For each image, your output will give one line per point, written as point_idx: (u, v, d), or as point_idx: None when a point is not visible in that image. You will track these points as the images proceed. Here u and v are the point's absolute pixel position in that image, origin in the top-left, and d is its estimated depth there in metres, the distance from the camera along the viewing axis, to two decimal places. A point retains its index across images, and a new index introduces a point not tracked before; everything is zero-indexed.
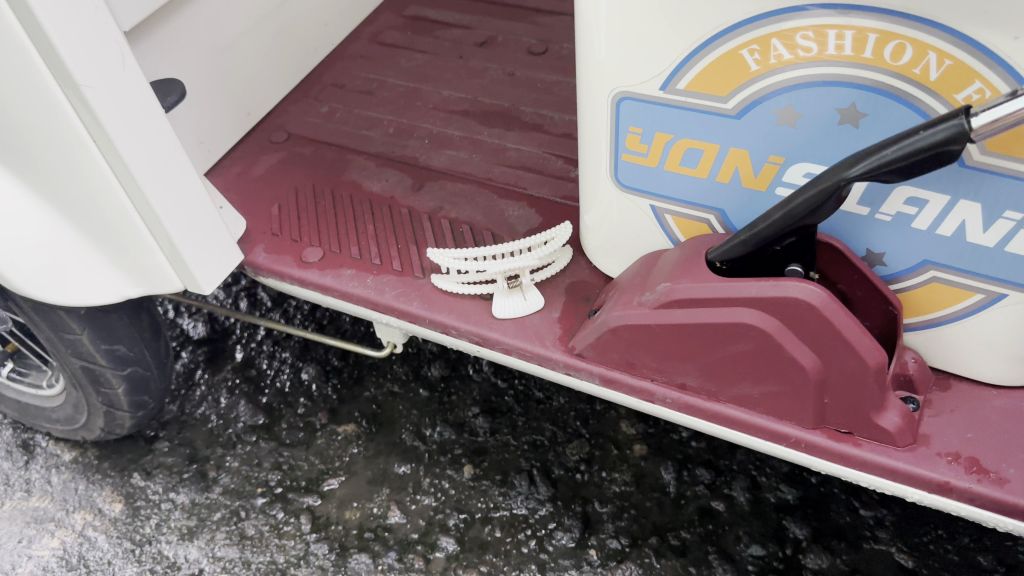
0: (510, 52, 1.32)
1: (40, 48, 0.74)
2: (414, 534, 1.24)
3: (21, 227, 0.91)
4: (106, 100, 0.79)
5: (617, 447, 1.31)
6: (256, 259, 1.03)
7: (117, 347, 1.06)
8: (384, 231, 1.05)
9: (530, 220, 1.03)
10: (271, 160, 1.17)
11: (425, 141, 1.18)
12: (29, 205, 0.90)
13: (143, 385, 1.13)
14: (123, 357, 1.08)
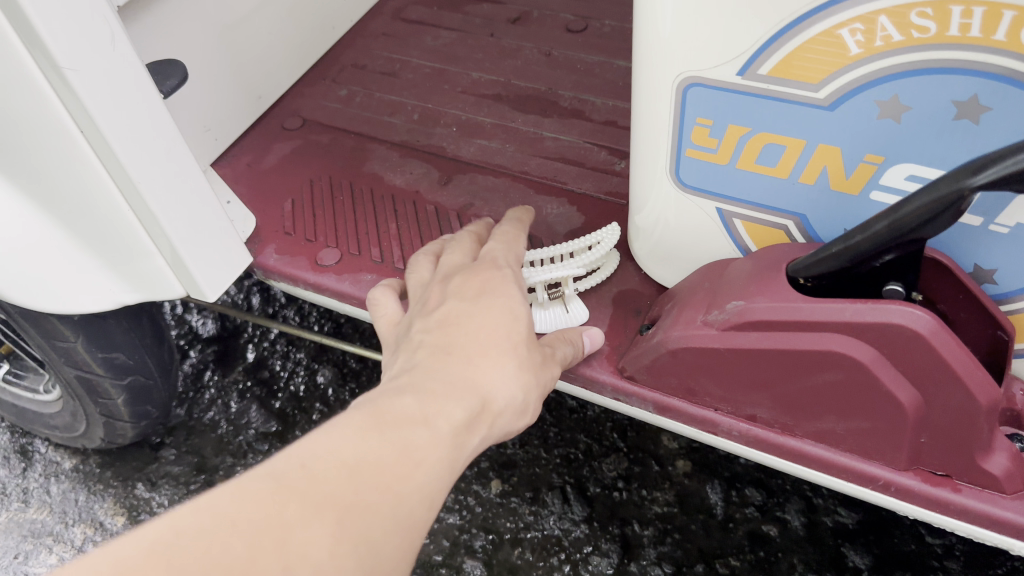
0: (546, 30, 1.20)
1: (14, 28, 0.63)
2: (436, 556, 1.15)
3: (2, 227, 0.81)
4: (93, 87, 0.68)
5: (658, 463, 1.21)
6: (267, 261, 0.92)
7: (115, 355, 0.97)
8: (409, 230, 0.95)
9: (571, 219, 0.92)
10: (285, 149, 1.07)
11: (453, 129, 1.07)
12: (10, 204, 0.80)
13: (145, 395, 1.03)
14: (122, 366, 0.98)
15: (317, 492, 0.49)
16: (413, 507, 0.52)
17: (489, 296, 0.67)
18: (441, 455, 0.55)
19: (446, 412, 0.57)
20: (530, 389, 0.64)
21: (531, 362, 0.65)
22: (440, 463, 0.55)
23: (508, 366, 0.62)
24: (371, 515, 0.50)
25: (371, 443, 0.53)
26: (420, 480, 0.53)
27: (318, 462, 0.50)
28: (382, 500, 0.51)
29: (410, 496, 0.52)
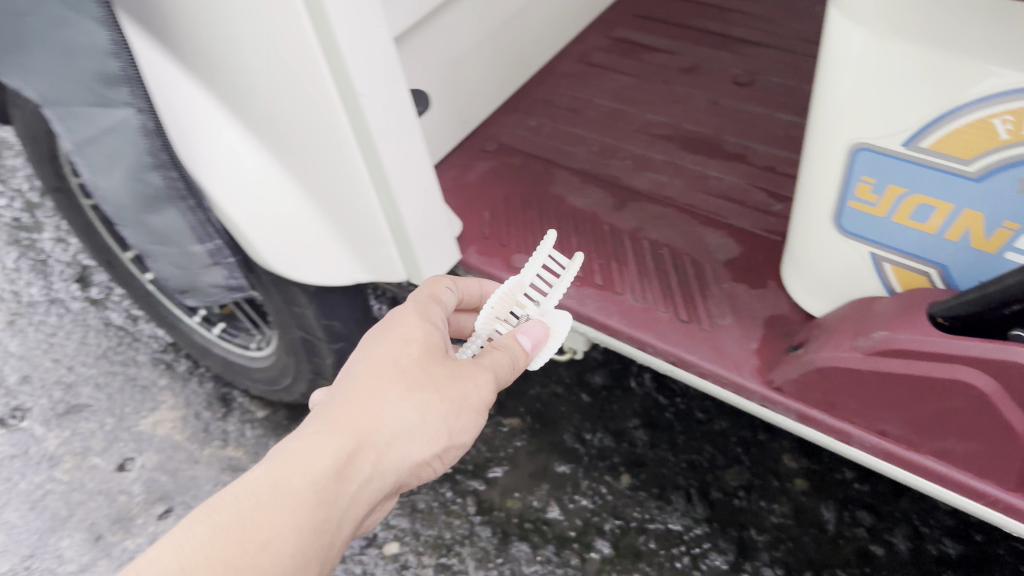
0: (715, 81, 1.35)
1: (332, 68, 0.84)
2: (570, 532, 1.30)
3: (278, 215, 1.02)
4: (372, 106, 0.88)
5: (778, 479, 1.33)
6: (469, 260, 1.11)
7: (333, 323, 1.18)
8: (587, 246, 1.10)
9: (729, 250, 1.07)
10: (484, 167, 1.26)
11: (628, 162, 1.22)
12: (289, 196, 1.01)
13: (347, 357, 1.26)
14: (337, 332, 1.19)
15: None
16: (272, 564, 0.63)
17: (388, 348, 0.77)
18: (310, 515, 0.66)
19: (314, 472, 0.67)
20: (421, 424, 0.73)
21: (425, 397, 0.74)
22: (299, 527, 0.65)
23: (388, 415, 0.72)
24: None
25: (236, 515, 0.64)
26: (280, 539, 0.64)
27: (178, 551, 0.61)
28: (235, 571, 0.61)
29: (270, 558, 0.63)
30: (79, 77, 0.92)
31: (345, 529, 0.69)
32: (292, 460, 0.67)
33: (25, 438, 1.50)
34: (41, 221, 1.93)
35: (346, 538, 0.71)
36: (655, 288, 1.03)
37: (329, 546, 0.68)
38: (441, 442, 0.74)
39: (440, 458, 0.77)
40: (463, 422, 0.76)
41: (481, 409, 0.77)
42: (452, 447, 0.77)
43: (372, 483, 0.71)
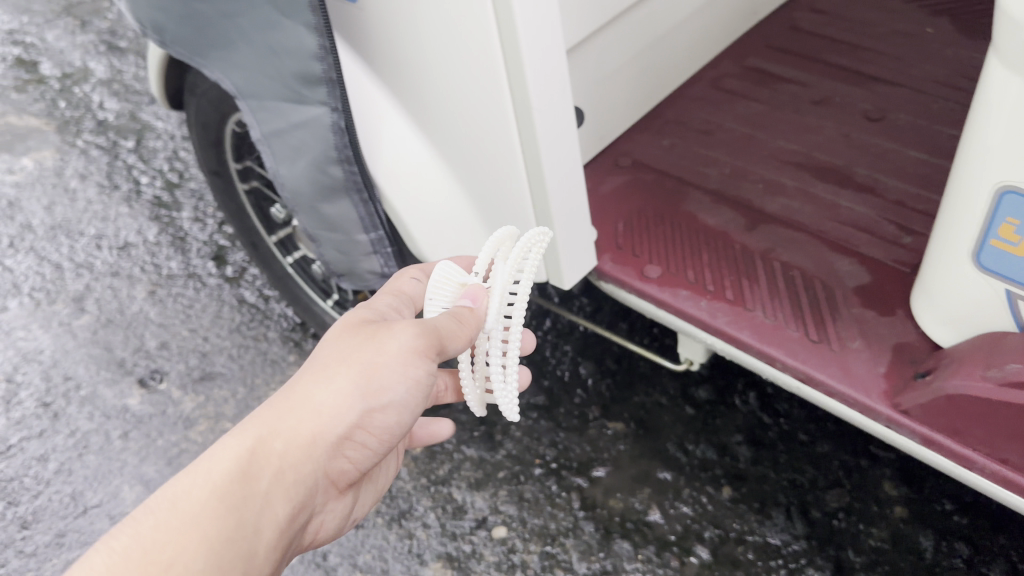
0: (846, 114, 1.40)
1: (513, 87, 0.92)
2: (671, 535, 1.36)
3: (443, 210, 1.13)
4: (545, 125, 0.96)
5: (878, 504, 1.37)
6: (603, 266, 1.18)
7: None
8: (721, 262, 1.16)
9: (859, 277, 1.13)
10: (617, 181, 1.32)
11: (759, 186, 1.29)
12: (453, 195, 1.12)
13: None
14: None
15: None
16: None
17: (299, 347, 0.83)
18: (215, 525, 0.71)
19: (218, 478, 0.73)
20: (325, 401, 0.79)
21: (331, 377, 0.79)
22: (203, 536, 0.70)
23: (293, 406, 0.78)
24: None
25: (140, 537, 0.68)
26: (187, 557, 0.68)
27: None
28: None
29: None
30: (280, 75, 1.03)
31: (264, 532, 0.74)
32: (196, 475, 0.73)
33: (163, 399, 1.62)
34: (180, 200, 2.07)
35: (271, 542, 0.75)
36: (786, 307, 1.09)
37: (249, 552, 0.72)
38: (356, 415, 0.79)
39: (367, 434, 0.81)
40: (389, 386, 0.80)
41: (418, 380, 0.81)
42: (378, 415, 0.81)
43: (285, 476, 0.76)
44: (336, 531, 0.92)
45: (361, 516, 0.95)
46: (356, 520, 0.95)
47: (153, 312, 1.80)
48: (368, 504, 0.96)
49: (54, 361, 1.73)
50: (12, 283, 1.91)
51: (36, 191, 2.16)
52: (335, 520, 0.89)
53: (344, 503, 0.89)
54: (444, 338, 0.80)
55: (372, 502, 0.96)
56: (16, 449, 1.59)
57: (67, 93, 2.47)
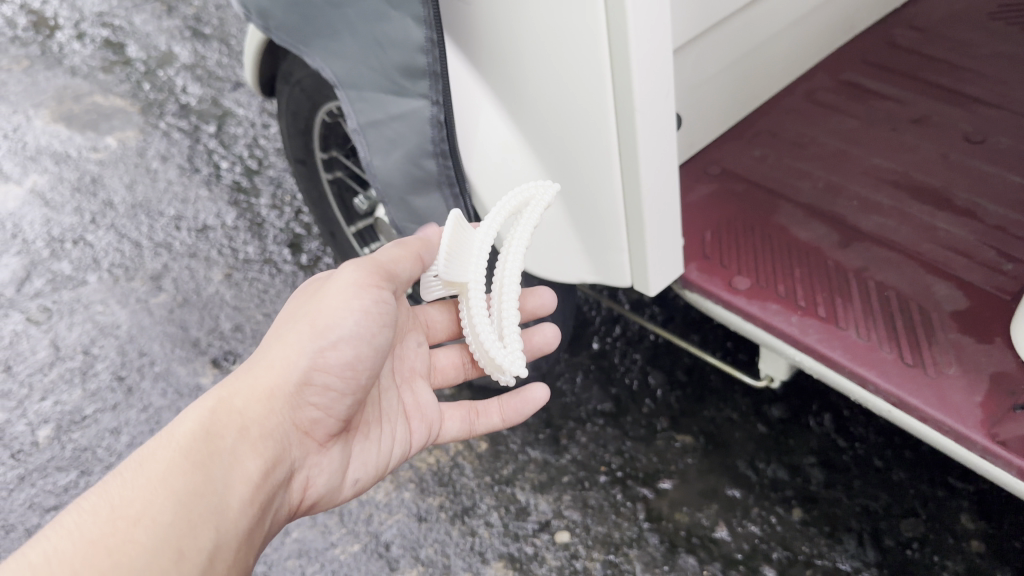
0: (945, 134, 1.37)
1: (615, 72, 0.91)
2: (738, 554, 1.34)
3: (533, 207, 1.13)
4: (646, 123, 0.95)
5: (954, 537, 1.32)
6: (689, 275, 1.17)
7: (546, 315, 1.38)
8: (813, 277, 1.16)
9: (957, 301, 1.10)
10: (706, 190, 1.31)
11: (854, 203, 1.27)
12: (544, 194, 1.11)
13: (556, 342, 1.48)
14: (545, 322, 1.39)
15: (49, 563, 0.71)
16: (150, 533, 0.75)
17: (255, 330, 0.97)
18: (185, 477, 0.79)
19: (182, 440, 0.83)
20: (279, 356, 0.92)
21: (282, 337, 0.94)
22: (170, 490, 0.78)
23: (249, 371, 0.92)
24: (109, 555, 0.72)
25: (108, 498, 0.77)
26: (155, 510, 0.76)
27: (63, 539, 0.73)
28: (108, 545, 0.73)
29: (146, 529, 0.75)
30: (383, 66, 1.04)
31: (235, 483, 0.83)
32: (162, 442, 0.83)
33: None
34: (259, 186, 2.10)
35: (245, 494, 0.83)
36: (879, 327, 1.07)
37: (220, 503, 0.81)
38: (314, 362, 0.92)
39: (325, 375, 0.92)
40: (337, 322, 0.93)
41: (369, 319, 0.94)
42: (338, 359, 0.92)
43: (248, 430, 0.87)
44: (333, 495, 0.99)
45: (362, 483, 1.02)
46: (356, 488, 1.02)
47: (229, 295, 1.82)
48: (369, 470, 1.03)
49: (130, 337, 1.76)
50: (93, 258, 1.95)
51: (119, 169, 2.20)
52: (324, 479, 0.97)
53: (330, 462, 0.97)
54: (384, 268, 0.96)
55: (373, 470, 1.03)
56: (90, 420, 1.62)
57: (152, 76, 2.52)
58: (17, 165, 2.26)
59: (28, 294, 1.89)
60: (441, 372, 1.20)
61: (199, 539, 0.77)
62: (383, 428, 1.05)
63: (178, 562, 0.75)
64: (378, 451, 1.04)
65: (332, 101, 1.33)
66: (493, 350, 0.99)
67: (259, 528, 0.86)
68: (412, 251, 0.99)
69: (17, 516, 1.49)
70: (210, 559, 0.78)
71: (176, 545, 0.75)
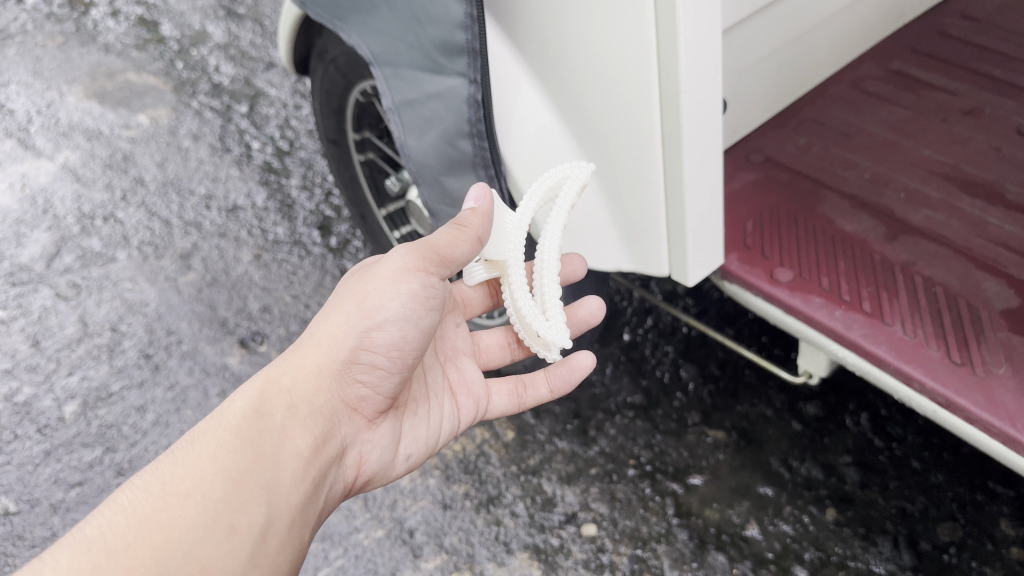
0: (998, 128, 1.38)
1: (661, 51, 0.88)
2: (769, 553, 1.31)
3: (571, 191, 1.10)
4: (691, 107, 0.92)
5: (993, 543, 1.28)
6: (730, 265, 1.14)
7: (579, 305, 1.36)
8: (858, 270, 1.13)
9: (1008, 299, 1.08)
10: (748, 178, 1.30)
11: (901, 195, 1.26)
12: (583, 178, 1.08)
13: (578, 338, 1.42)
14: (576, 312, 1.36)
15: (107, 537, 0.76)
16: (199, 508, 0.79)
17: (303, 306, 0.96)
18: (234, 455, 0.82)
19: (232, 420, 0.84)
20: (325, 335, 0.91)
21: (331, 315, 0.92)
22: (220, 468, 0.81)
23: (301, 349, 0.91)
24: (160, 530, 0.77)
25: (161, 476, 0.81)
26: (205, 487, 0.80)
27: (118, 513, 0.78)
28: (159, 520, 0.77)
29: (196, 504, 0.79)
30: (420, 41, 1.01)
31: (284, 460, 0.84)
32: (213, 420, 0.85)
33: (262, 361, 1.64)
34: (290, 167, 2.09)
35: (295, 471, 0.84)
36: (927, 325, 1.03)
37: (270, 480, 0.82)
38: (363, 344, 0.91)
39: (373, 355, 0.91)
40: (385, 303, 0.91)
41: (416, 304, 0.92)
42: (387, 342, 0.91)
43: (298, 409, 0.87)
44: (386, 471, 1.00)
45: (415, 458, 1.02)
46: (409, 465, 1.02)
47: (257, 276, 1.81)
48: (421, 446, 1.03)
49: (158, 315, 1.75)
50: (123, 236, 1.95)
51: (150, 147, 2.20)
52: (377, 453, 0.97)
53: (381, 438, 0.97)
54: (436, 253, 0.91)
55: (424, 446, 1.03)
56: (116, 397, 1.61)
57: (185, 54, 2.52)
58: (50, 140, 2.26)
59: (57, 269, 1.89)
60: (486, 353, 1.18)
61: (249, 514, 0.80)
62: (431, 404, 1.05)
63: (230, 536, 0.79)
64: (428, 426, 1.04)
65: (367, 80, 1.31)
66: (534, 321, 0.97)
67: (312, 505, 0.87)
68: (471, 233, 0.91)
69: (42, 491, 1.49)
70: (262, 532, 0.81)
71: (227, 520, 0.79)
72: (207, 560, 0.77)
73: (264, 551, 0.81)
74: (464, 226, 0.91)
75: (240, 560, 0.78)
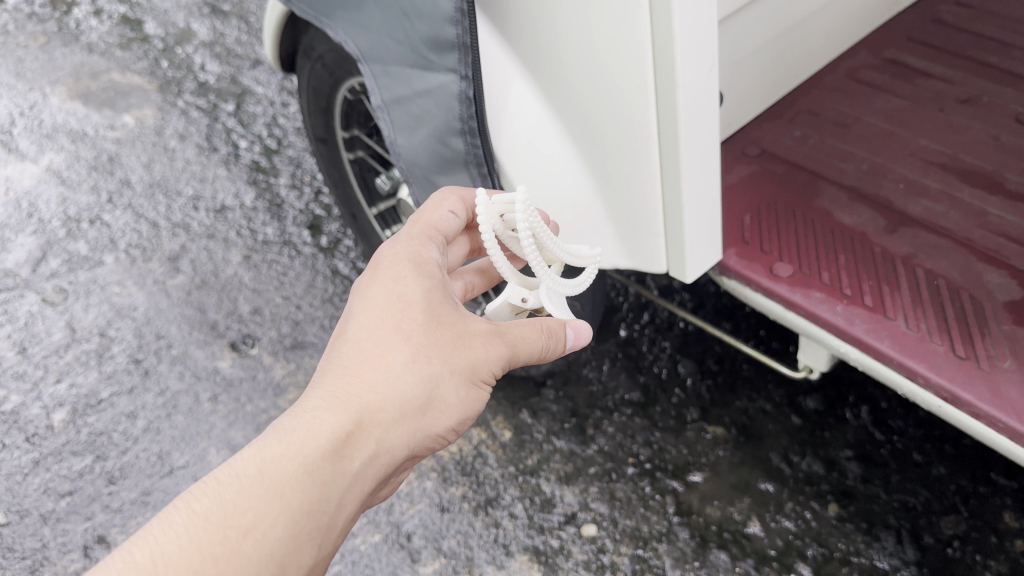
0: (996, 116, 1.36)
1: (657, 48, 0.86)
2: (771, 550, 1.29)
3: (566, 189, 1.07)
4: (688, 101, 0.90)
5: (996, 535, 1.27)
6: (728, 261, 1.12)
7: (574, 303, 1.34)
8: (858, 263, 1.11)
9: (1011, 291, 1.06)
10: (745, 171, 1.28)
11: (901, 185, 1.24)
12: (578, 175, 1.05)
13: None
14: (572, 311, 1.34)
15: (158, 568, 0.62)
16: (257, 548, 0.65)
17: (386, 292, 0.78)
18: (304, 495, 0.68)
19: (308, 453, 0.69)
20: (425, 362, 0.76)
21: (434, 337, 0.77)
22: (287, 510, 0.67)
23: (388, 366, 0.75)
24: (215, 571, 0.63)
25: (219, 498, 0.66)
26: (267, 523, 0.66)
27: (170, 538, 0.64)
28: (214, 555, 0.64)
29: (255, 544, 0.65)
30: (409, 37, 0.98)
31: (345, 510, 0.72)
32: (288, 440, 0.70)
33: (254, 364, 1.62)
34: (278, 166, 2.06)
35: (348, 517, 0.72)
36: (930, 319, 1.02)
37: (328, 527, 0.70)
38: (445, 404, 0.78)
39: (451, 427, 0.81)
40: (483, 368, 0.80)
41: (490, 378, 0.81)
42: (464, 408, 0.80)
43: (374, 459, 0.74)
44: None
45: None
46: None
47: (247, 277, 1.79)
48: None
49: (147, 319, 1.73)
50: (109, 239, 1.92)
51: (136, 148, 2.16)
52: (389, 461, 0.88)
53: None
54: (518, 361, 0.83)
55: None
56: (106, 404, 1.59)
57: (170, 53, 2.48)
58: (33, 142, 2.22)
59: (43, 274, 1.86)
60: None
61: (301, 559, 0.68)
62: None
63: None
64: None
65: (355, 77, 1.28)
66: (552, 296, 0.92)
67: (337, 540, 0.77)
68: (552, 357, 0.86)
69: (32, 501, 1.46)
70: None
71: (280, 564, 0.66)
72: None
73: None
74: (552, 348, 0.85)
75: None
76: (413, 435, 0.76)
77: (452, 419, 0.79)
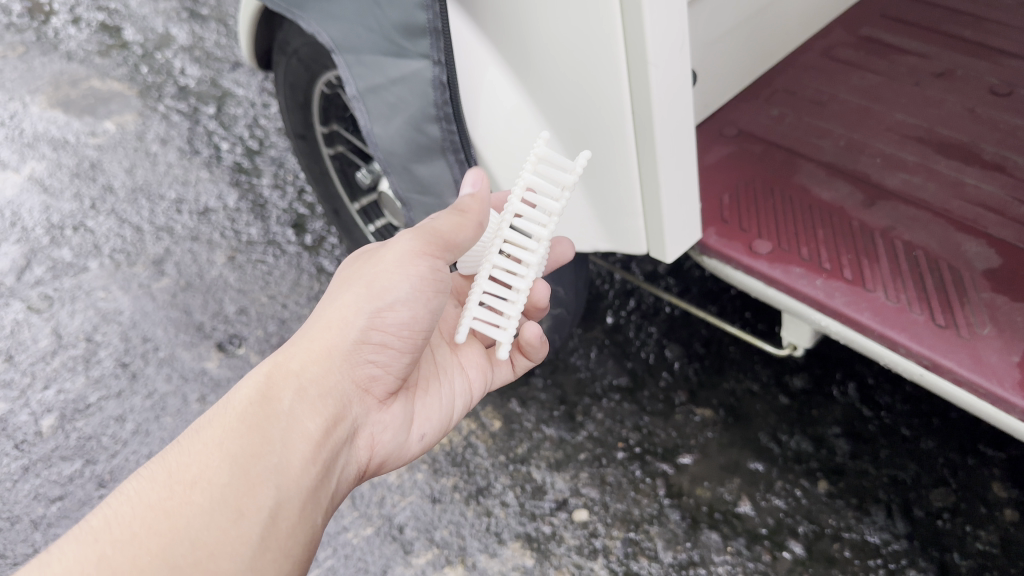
0: (971, 89, 1.37)
1: (627, 26, 0.86)
2: (762, 528, 1.29)
3: None
4: (661, 80, 0.90)
5: (985, 505, 1.28)
6: (708, 240, 1.12)
7: (558, 289, 1.32)
8: (837, 238, 1.12)
9: (989, 260, 1.07)
10: (723, 151, 1.29)
11: (878, 160, 1.25)
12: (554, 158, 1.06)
13: (560, 323, 1.40)
14: (559, 298, 1.34)
15: (112, 528, 0.71)
16: (206, 494, 0.73)
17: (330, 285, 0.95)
18: (242, 441, 0.77)
19: (237, 405, 0.80)
20: (333, 318, 0.87)
21: (336, 299, 0.88)
22: (225, 454, 0.76)
23: (306, 334, 0.86)
24: (166, 520, 0.72)
25: (167, 465, 0.76)
26: (211, 473, 0.75)
27: (124, 504, 0.73)
28: (166, 507, 0.72)
29: (203, 491, 0.74)
30: (381, 26, 0.99)
31: (293, 444, 0.79)
32: (221, 407, 0.80)
33: (242, 364, 1.62)
34: (260, 166, 2.06)
35: (305, 454, 0.79)
36: (909, 289, 1.02)
37: (278, 465, 0.77)
38: (358, 312, 0.86)
39: (384, 334, 0.87)
40: (396, 287, 0.86)
41: (410, 266, 0.86)
42: (383, 309, 0.86)
43: (307, 390, 0.82)
44: (402, 451, 0.95)
45: (430, 437, 0.98)
46: (425, 444, 0.98)
47: (232, 278, 1.79)
48: (435, 423, 0.99)
49: (133, 322, 1.72)
50: (93, 244, 1.91)
51: (118, 154, 2.16)
52: (390, 434, 0.92)
53: (393, 420, 0.93)
54: (448, 241, 0.85)
55: (439, 422, 0.99)
56: (94, 408, 1.58)
57: (150, 58, 2.48)
58: (14, 151, 2.22)
59: (28, 282, 1.85)
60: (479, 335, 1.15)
61: (258, 498, 0.75)
62: (442, 383, 1.02)
63: (239, 522, 0.73)
64: (441, 404, 1.01)
65: (330, 70, 1.28)
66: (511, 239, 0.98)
67: (324, 488, 0.82)
68: (472, 218, 0.86)
69: (22, 508, 1.46)
70: (272, 516, 0.75)
71: (235, 504, 0.73)
72: (214, 546, 0.72)
73: (275, 534, 0.75)
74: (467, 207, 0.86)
75: (249, 547, 0.73)
76: (332, 352, 0.86)
77: (366, 320, 0.86)
